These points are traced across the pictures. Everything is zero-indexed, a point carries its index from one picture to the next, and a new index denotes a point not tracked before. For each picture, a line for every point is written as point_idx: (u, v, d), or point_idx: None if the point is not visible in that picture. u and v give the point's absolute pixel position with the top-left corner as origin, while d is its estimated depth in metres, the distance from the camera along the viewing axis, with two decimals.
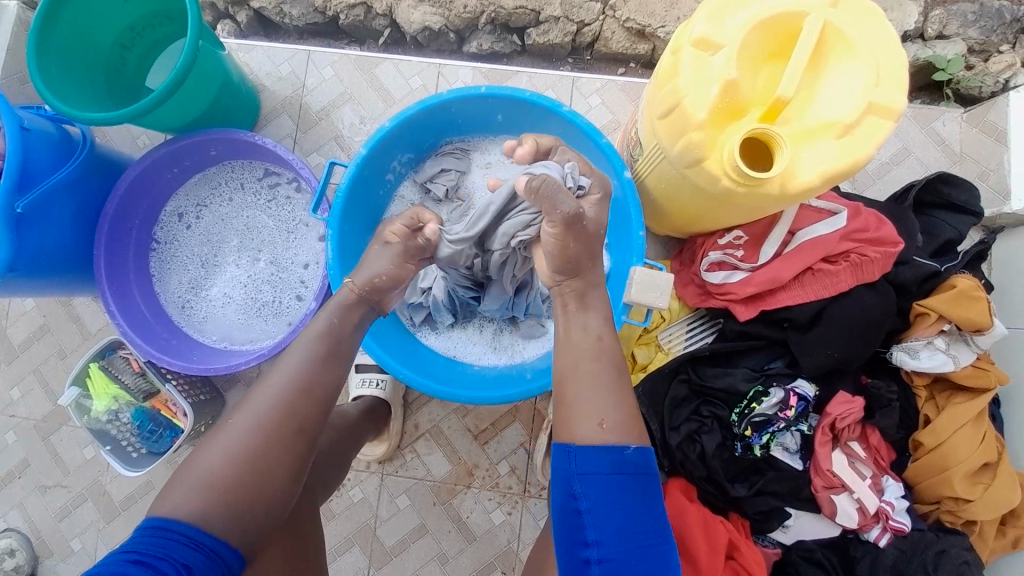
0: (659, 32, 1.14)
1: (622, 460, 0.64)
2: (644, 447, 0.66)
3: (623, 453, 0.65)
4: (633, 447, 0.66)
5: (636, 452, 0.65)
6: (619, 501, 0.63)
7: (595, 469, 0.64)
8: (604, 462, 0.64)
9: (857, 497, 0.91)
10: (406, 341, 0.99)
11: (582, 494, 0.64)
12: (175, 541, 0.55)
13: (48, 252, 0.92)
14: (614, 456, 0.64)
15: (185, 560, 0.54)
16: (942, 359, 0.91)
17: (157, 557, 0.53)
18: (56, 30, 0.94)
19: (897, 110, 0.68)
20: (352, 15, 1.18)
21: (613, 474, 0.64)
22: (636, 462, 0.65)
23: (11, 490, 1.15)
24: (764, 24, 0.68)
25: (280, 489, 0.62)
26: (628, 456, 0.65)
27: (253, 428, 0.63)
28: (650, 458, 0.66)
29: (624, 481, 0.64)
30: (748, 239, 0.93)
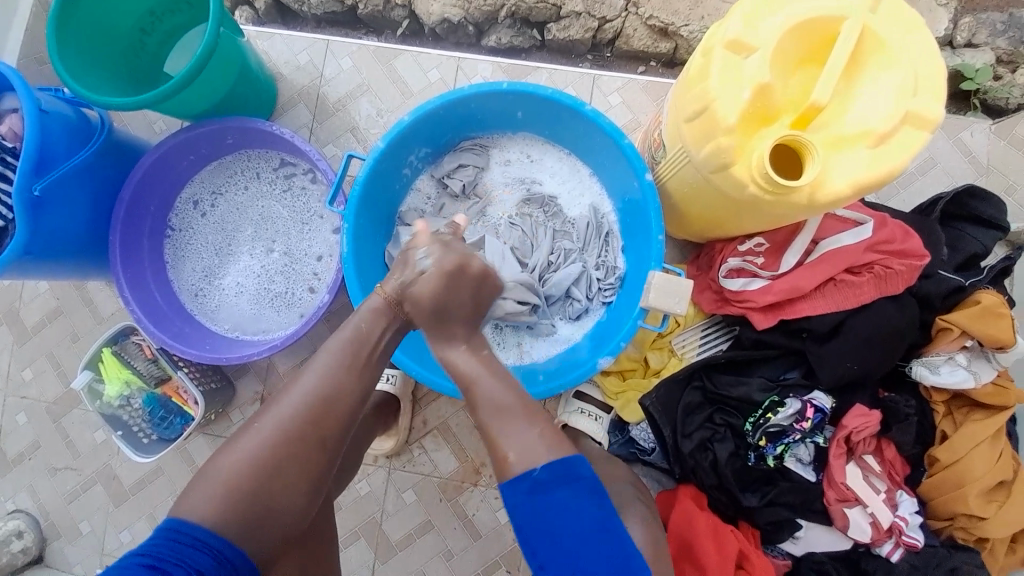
0: (681, 31, 1.12)
1: (534, 482, 0.60)
2: (555, 464, 0.60)
3: (531, 474, 0.60)
4: (540, 467, 0.60)
5: (543, 469, 0.60)
6: (559, 523, 0.58)
7: (525, 502, 0.59)
8: (521, 491, 0.60)
9: (871, 512, 0.90)
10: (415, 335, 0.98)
11: (521, 528, 0.59)
12: (193, 545, 0.56)
13: (63, 236, 0.92)
14: (524, 484, 0.60)
15: (199, 565, 0.55)
16: (963, 375, 0.90)
17: (172, 561, 0.54)
18: (73, 11, 0.93)
19: (932, 121, 0.67)
20: (370, 5, 1.16)
21: (538, 499, 0.59)
22: (546, 479, 0.60)
23: (22, 471, 1.16)
24: (799, 28, 0.66)
25: (295, 485, 0.63)
26: (537, 477, 0.60)
27: (273, 438, 0.63)
28: (570, 467, 0.61)
29: (556, 502, 0.59)
30: (770, 246, 0.91)
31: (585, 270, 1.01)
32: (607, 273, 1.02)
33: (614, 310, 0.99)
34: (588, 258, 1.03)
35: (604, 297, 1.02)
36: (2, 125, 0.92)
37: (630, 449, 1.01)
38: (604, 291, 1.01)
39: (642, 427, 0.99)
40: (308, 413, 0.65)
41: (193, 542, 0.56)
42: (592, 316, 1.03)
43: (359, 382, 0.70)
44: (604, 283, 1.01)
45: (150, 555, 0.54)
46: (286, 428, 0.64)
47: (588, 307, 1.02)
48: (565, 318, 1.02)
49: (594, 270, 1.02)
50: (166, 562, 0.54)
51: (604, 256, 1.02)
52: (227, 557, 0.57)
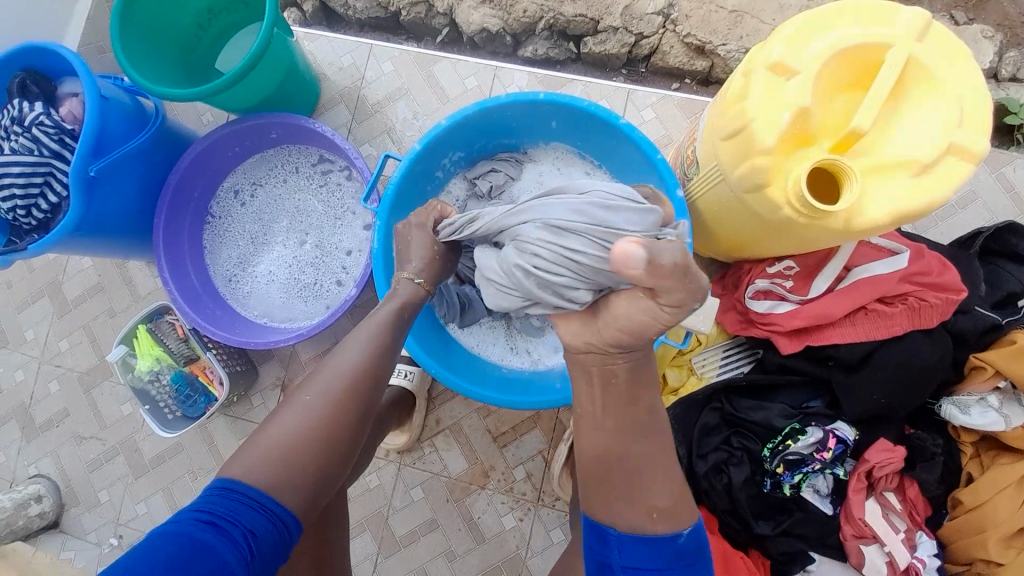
0: (719, 50, 1.12)
1: (676, 549, 0.64)
2: (694, 534, 0.66)
3: (676, 541, 0.65)
4: (686, 537, 0.65)
5: (690, 540, 0.65)
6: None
7: (640, 557, 0.64)
8: (661, 548, 0.64)
9: (888, 550, 0.87)
10: (437, 333, 1.00)
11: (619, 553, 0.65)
12: (245, 507, 0.57)
13: (112, 215, 0.96)
14: (667, 547, 0.64)
15: (252, 526, 0.56)
16: (994, 418, 0.86)
17: (228, 520, 0.55)
18: (138, 6, 0.99)
19: (977, 155, 0.66)
20: (413, 12, 1.20)
21: (662, 562, 0.64)
22: (687, 549, 0.65)
23: (49, 437, 1.21)
24: (844, 54, 0.66)
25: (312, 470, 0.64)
26: (680, 546, 0.64)
27: (288, 418, 0.64)
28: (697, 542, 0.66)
29: (673, 562, 0.64)
30: (799, 271, 0.90)
31: None
32: None
33: None
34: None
35: None
36: (64, 107, 0.97)
37: None
38: None
39: None
40: (323, 395, 0.66)
41: (243, 500, 0.57)
42: None
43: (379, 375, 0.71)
44: None
45: (206, 512, 0.55)
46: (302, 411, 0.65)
47: None
48: None
49: None
50: (223, 520, 0.55)
51: None
52: (279, 520, 0.58)
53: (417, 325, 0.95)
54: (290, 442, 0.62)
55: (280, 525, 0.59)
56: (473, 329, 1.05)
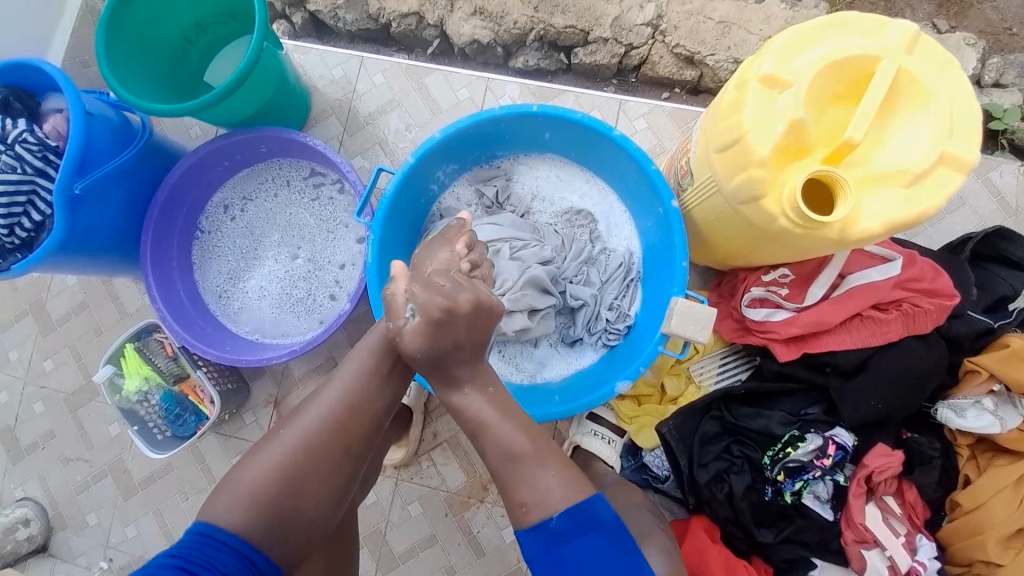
0: (707, 60, 1.13)
1: (548, 533, 0.62)
2: (574, 508, 0.62)
3: (547, 524, 0.62)
4: (557, 516, 0.62)
5: (561, 518, 0.62)
6: (590, 560, 0.61)
7: (538, 552, 0.63)
8: (540, 540, 0.62)
9: (889, 555, 0.87)
10: None
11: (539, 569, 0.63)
12: (222, 549, 0.57)
13: (97, 233, 0.94)
14: (541, 531, 0.62)
15: (227, 567, 0.56)
16: (989, 420, 0.87)
17: (202, 564, 0.55)
18: (124, 21, 0.98)
19: (968, 163, 0.67)
20: (403, 24, 1.20)
21: (556, 549, 0.62)
22: (563, 528, 0.62)
23: (35, 459, 1.17)
24: (835, 66, 0.67)
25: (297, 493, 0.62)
26: (554, 526, 0.62)
27: (300, 439, 0.63)
28: (586, 512, 0.62)
29: (579, 548, 0.62)
30: (795, 279, 0.90)
31: (597, 309, 1.00)
32: (618, 318, 1.01)
33: (617, 355, 0.99)
34: (602, 296, 1.02)
35: (608, 340, 1.01)
36: (48, 124, 0.95)
37: (643, 475, 0.99)
38: (610, 334, 1.01)
39: (656, 454, 0.98)
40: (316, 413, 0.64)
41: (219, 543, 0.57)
42: (590, 356, 1.03)
43: (379, 390, 0.69)
44: (613, 327, 1.00)
45: (181, 556, 0.55)
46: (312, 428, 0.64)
47: (589, 345, 1.03)
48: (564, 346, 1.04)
49: (606, 311, 1.01)
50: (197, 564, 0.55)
51: (619, 300, 1.01)
52: (253, 561, 0.58)
53: None
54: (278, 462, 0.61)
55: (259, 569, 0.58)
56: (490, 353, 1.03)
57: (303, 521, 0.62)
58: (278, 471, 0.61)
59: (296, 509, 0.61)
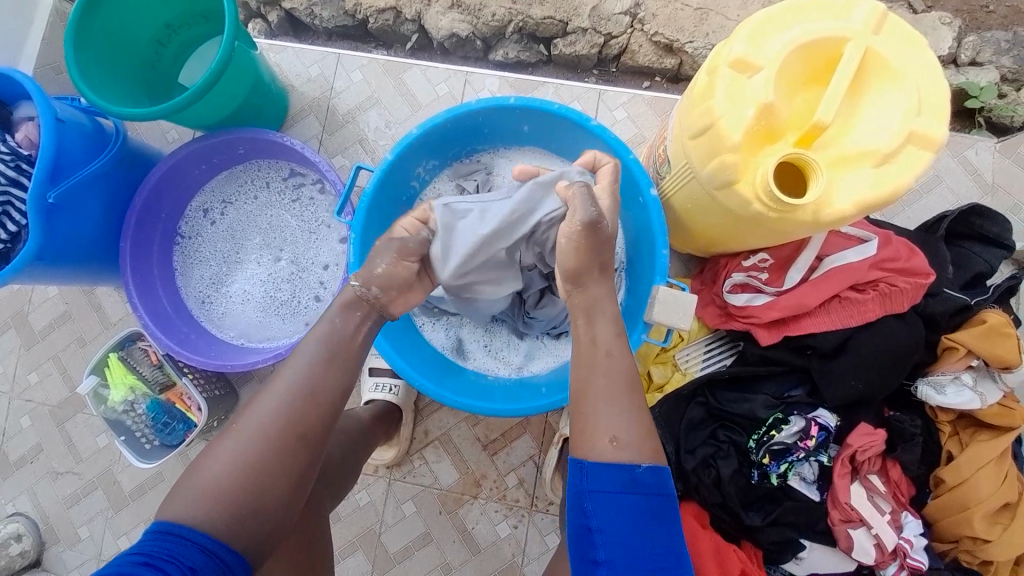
0: (686, 48, 1.13)
1: (632, 478, 0.61)
2: (659, 467, 0.63)
3: (633, 470, 0.61)
4: (645, 466, 0.62)
5: (648, 470, 0.62)
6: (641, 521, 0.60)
7: (606, 487, 0.61)
8: (619, 478, 0.61)
9: (875, 533, 0.89)
10: (408, 336, 0.97)
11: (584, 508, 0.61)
12: (186, 544, 0.56)
13: (74, 241, 0.93)
14: (626, 473, 0.61)
15: (193, 562, 0.56)
16: (969, 396, 0.89)
17: (166, 559, 0.55)
18: (92, 24, 0.96)
19: (938, 140, 0.67)
20: (380, 19, 1.19)
21: (626, 494, 0.60)
22: (647, 479, 0.61)
23: (23, 474, 1.16)
24: (804, 48, 0.67)
25: (279, 496, 0.62)
26: (639, 475, 0.61)
27: (270, 438, 0.63)
28: (665, 477, 0.63)
29: (642, 503, 0.61)
30: (774, 263, 0.91)
31: None
32: None
33: (601, 346, 1.00)
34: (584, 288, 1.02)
35: None
36: (19, 132, 0.94)
37: None
38: None
39: None
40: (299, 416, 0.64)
41: (183, 538, 0.56)
42: None
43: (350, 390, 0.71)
44: None
45: (146, 555, 0.55)
46: (296, 428, 0.64)
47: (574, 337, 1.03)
48: (550, 338, 1.04)
49: None
50: (160, 559, 0.55)
51: None
52: (219, 556, 0.57)
53: (411, 354, 0.94)
54: (260, 466, 0.61)
55: (228, 566, 0.58)
56: (477, 351, 1.04)
57: (273, 523, 0.62)
58: (250, 471, 0.61)
59: (275, 509, 0.62)
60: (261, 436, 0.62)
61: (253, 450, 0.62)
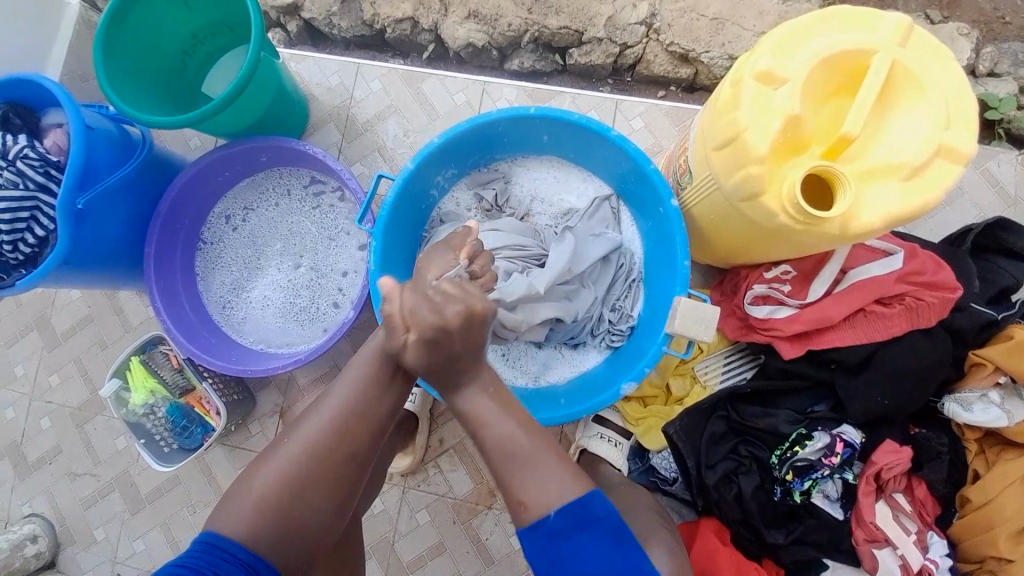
0: (702, 57, 1.13)
1: (549, 531, 0.60)
2: (569, 506, 0.60)
3: (546, 522, 0.60)
4: (555, 511, 0.60)
5: (559, 515, 0.60)
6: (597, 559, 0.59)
7: (541, 543, 0.60)
8: (540, 536, 0.60)
9: (901, 554, 0.87)
10: None
11: (539, 568, 0.61)
12: (229, 558, 0.58)
13: (100, 247, 0.94)
14: (546, 531, 0.60)
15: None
16: (997, 414, 0.87)
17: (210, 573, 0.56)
18: (120, 36, 0.98)
19: (967, 155, 0.67)
20: (398, 29, 1.20)
21: (556, 544, 0.60)
22: (562, 526, 0.60)
23: (41, 475, 1.17)
24: (830, 61, 0.67)
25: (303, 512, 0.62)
26: (553, 524, 0.59)
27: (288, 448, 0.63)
28: (585, 509, 0.60)
29: (574, 546, 0.60)
30: (797, 275, 0.90)
31: (600, 312, 1.01)
32: (621, 319, 1.01)
33: (620, 356, 0.99)
34: (603, 297, 1.02)
35: (612, 341, 1.02)
36: (48, 140, 0.95)
37: (650, 477, 1.00)
38: (614, 336, 1.01)
39: (663, 456, 0.98)
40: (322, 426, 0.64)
41: (226, 557, 0.58)
42: (595, 357, 1.03)
43: None
44: (616, 328, 1.01)
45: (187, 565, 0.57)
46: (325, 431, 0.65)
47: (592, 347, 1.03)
48: (567, 347, 1.04)
49: (609, 312, 1.02)
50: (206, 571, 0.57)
51: (622, 301, 1.02)
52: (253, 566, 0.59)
53: None
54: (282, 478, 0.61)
55: None
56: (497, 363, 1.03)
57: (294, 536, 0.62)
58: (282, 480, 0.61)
59: (307, 525, 0.62)
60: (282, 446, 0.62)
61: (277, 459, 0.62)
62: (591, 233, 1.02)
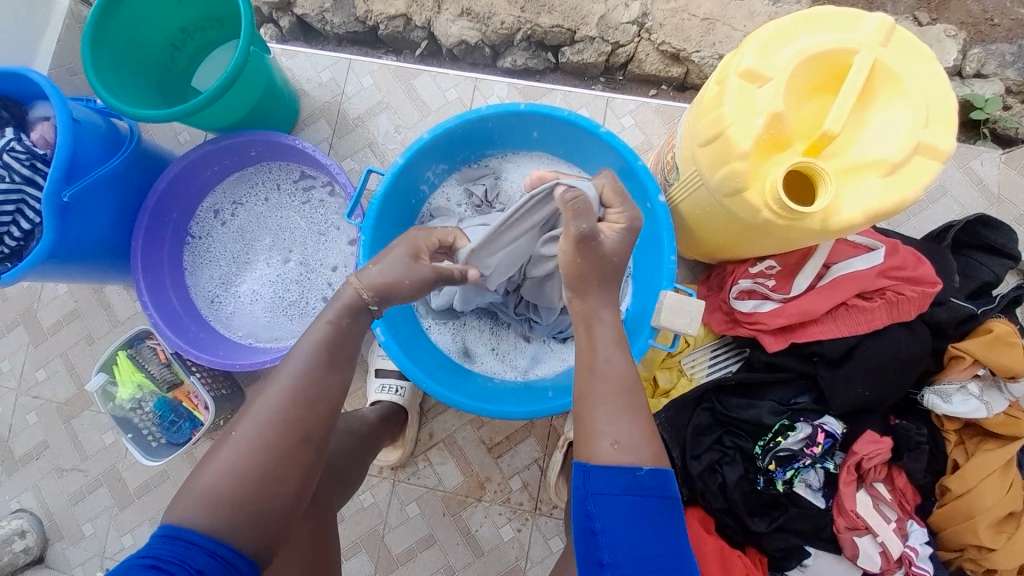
0: (693, 57, 1.14)
1: (634, 482, 0.61)
2: (659, 470, 0.62)
3: (634, 474, 0.61)
4: (646, 469, 0.62)
5: (649, 474, 0.62)
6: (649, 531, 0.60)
7: (608, 491, 0.61)
8: (616, 484, 0.61)
9: (881, 541, 0.88)
10: (412, 333, 0.98)
11: (592, 515, 0.61)
12: (192, 547, 0.56)
13: (87, 240, 0.94)
14: (626, 477, 0.61)
15: (198, 565, 0.55)
16: (975, 405, 0.88)
17: (173, 562, 0.54)
18: (109, 29, 0.98)
19: (945, 151, 0.68)
20: (391, 26, 1.20)
21: (626, 496, 0.61)
22: (648, 483, 0.61)
23: (29, 470, 1.16)
24: (813, 58, 0.68)
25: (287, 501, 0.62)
26: (641, 478, 0.61)
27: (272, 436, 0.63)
28: (666, 480, 0.63)
29: (639, 505, 0.61)
30: (781, 270, 0.91)
31: None
32: None
33: None
34: None
35: None
36: (35, 133, 0.95)
37: None
38: None
39: None
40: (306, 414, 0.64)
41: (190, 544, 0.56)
42: None
43: None
44: None
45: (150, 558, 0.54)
46: (308, 414, 0.65)
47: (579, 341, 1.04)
48: (554, 341, 1.05)
49: None
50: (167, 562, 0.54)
51: None
52: (229, 560, 0.57)
53: (424, 363, 0.94)
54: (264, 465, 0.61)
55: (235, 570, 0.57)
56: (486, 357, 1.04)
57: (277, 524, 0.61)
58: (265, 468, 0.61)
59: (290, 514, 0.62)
60: (266, 434, 0.62)
61: (260, 446, 0.62)
62: None
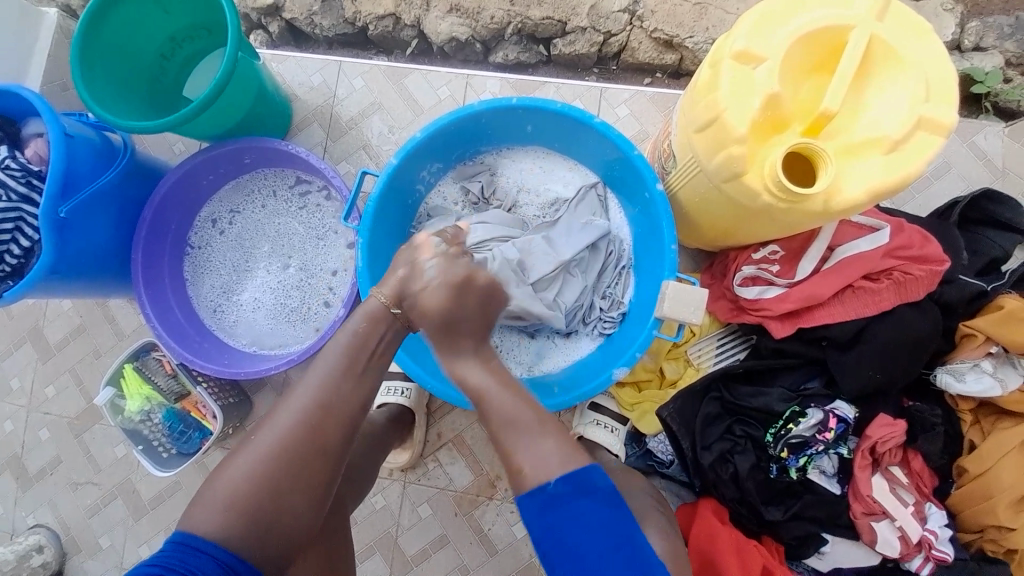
0: (686, 43, 1.13)
1: (547, 496, 0.62)
2: (571, 474, 0.63)
3: (544, 488, 0.62)
4: (554, 479, 0.62)
5: (559, 481, 0.62)
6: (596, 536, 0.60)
7: (540, 512, 0.62)
8: (537, 502, 0.63)
9: (899, 525, 0.87)
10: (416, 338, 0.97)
11: (540, 541, 0.62)
12: (201, 554, 0.57)
13: (86, 255, 0.94)
14: (539, 496, 0.62)
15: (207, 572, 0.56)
16: (989, 383, 0.87)
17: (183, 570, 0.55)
18: (97, 42, 0.97)
19: (948, 126, 0.67)
20: (380, 26, 1.19)
21: (551, 513, 0.62)
22: (560, 492, 0.62)
23: (43, 486, 1.17)
24: (808, 37, 0.67)
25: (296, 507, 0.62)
26: (551, 490, 0.62)
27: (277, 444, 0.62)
28: (586, 477, 0.63)
29: (569, 513, 0.61)
30: (785, 255, 0.90)
31: (590, 299, 1.01)
32: (612, 306, 1.01)
33: (611, 344, 0.99)
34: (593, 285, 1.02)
35: (604, 329, 1.02)
36: (29, 149, 0.95)
37: (647, 461, 1.00)
38: (605, 323, 1.01)
39: (660, 440, 0.98)
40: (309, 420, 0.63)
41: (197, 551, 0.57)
42: (587, 345, 1.03)
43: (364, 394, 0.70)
44: (607, 315, 1.01)
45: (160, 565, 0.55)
46: (310, 419, 0.65)
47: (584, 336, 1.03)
48: (559, 337, 1.04)
49: (599, 300, 1.02)
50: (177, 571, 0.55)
51: (612, 288, 1.02)
52: (233, 567, 0.58)
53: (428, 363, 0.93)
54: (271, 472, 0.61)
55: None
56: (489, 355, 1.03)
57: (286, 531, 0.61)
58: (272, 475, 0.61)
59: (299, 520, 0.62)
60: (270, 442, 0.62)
61: (266, 455, 0.62)
62: (579, 222, 1.02)
